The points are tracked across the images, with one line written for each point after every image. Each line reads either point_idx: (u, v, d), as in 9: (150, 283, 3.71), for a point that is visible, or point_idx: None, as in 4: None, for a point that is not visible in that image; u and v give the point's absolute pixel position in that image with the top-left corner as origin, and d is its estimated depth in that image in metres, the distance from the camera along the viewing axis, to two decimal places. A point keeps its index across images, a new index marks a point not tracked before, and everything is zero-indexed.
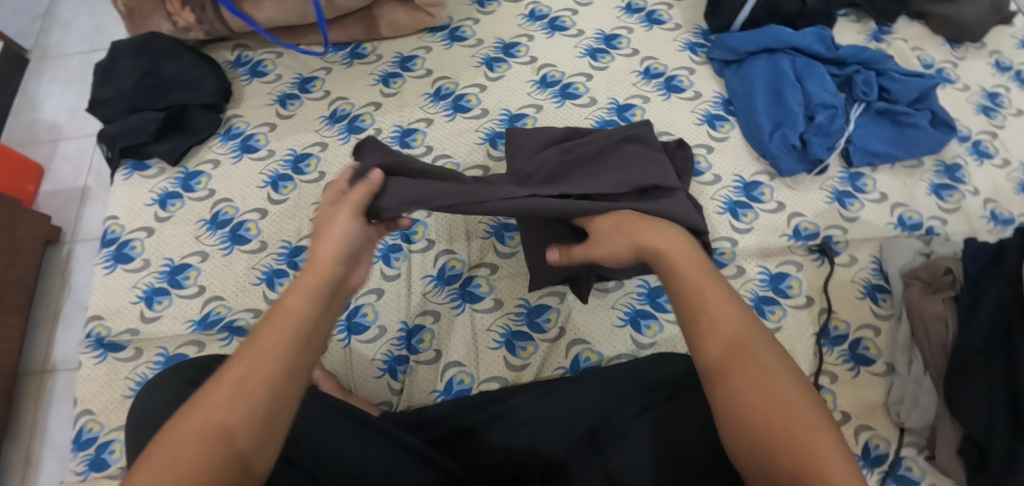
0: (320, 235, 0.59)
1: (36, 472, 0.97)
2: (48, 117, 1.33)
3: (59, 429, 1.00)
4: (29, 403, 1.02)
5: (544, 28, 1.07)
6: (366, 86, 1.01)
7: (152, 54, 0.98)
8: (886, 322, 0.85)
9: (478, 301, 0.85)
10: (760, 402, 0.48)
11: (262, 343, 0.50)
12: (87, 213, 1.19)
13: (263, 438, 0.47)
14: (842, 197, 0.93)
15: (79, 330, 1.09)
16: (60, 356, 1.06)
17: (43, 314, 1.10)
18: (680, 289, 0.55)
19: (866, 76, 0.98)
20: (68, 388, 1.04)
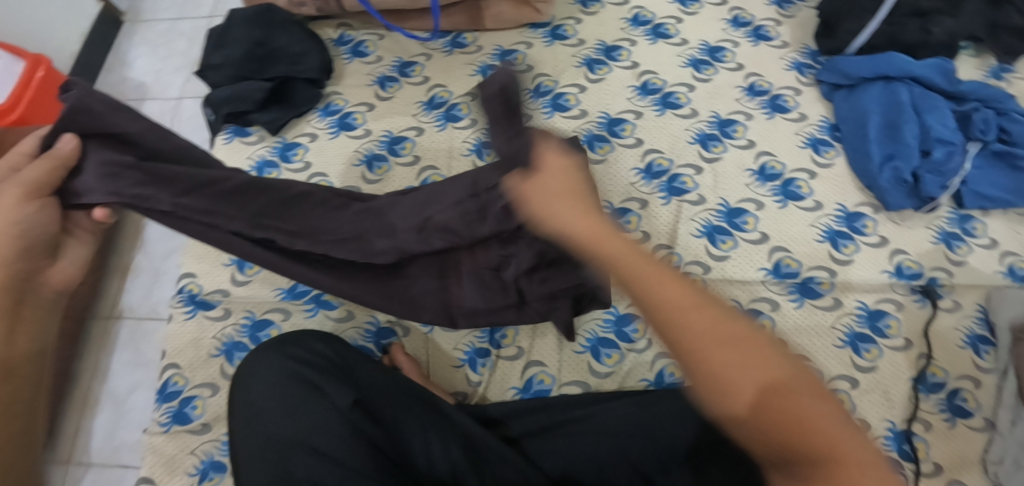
0: None
1: (94, 411, 1.02)
2: (138, 77, 1.40)
3: (118, 376, 1.04)
4: (94, 346, 1.07)
5: (647, 33, 1.05)
6: (465, 76, 1.01)
7: (266, 26, 1.00)
8: (988, 375, 0.80)
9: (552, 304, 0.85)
10: (812, 438, 0.42)
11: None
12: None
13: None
14: (949, 239, 0.88)
15: (147, 281, 1.12)
16: (127, 305, 1.09)
17: (117, 261, 1.13)
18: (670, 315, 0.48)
19: (985, 115, 0.91)
20: (130, 337, 1.07)
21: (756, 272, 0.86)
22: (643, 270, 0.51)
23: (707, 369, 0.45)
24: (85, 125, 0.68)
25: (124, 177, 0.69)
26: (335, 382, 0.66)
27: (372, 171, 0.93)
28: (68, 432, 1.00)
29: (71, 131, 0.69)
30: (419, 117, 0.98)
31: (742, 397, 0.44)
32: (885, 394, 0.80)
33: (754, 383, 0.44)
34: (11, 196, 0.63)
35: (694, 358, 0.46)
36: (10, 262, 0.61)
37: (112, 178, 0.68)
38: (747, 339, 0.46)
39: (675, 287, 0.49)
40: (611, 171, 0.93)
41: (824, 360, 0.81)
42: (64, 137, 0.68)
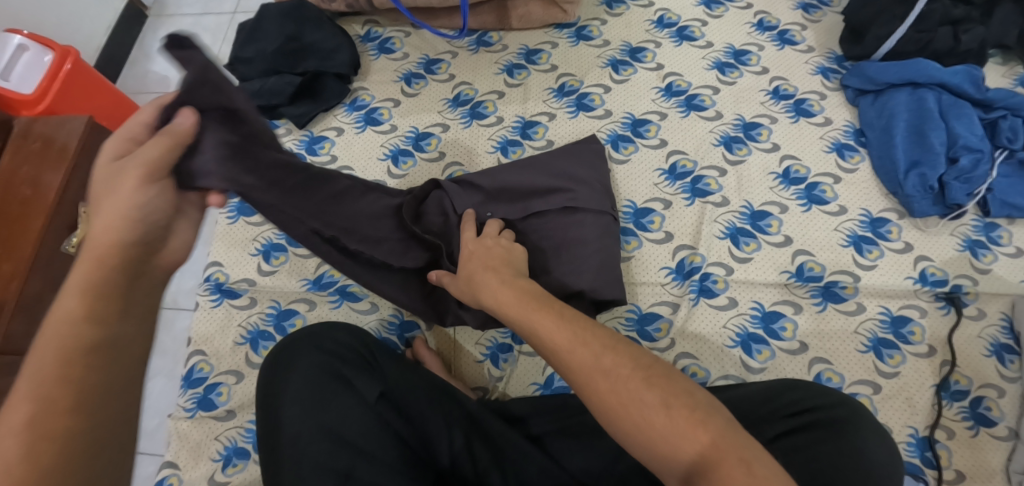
0: (101, 206, 0.54)
1: None
2: (161, 69, 1.42)
3: None
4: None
5: (671, 35, 1.05)
6: (491, 74, 1.02)
7: (298, 20, 1.02)
8: (1013, 385, 0.80)
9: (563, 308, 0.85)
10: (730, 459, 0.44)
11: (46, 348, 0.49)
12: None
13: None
14: (973, 246, 0.88)
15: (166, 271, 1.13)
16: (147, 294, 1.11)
17: None
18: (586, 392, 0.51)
19: (1013, 123, 0.91)
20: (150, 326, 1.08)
21: (779, 274, 0.86)
22: (552, 338, 0.54)
23: (627, 422, 0.48)
24: (202, 100, 0.60)
25: (236, 165, 0.62)
26: (362, 376, 0.67)
27: (397, 166, 0.95)
28: None
29: (189, 106, 0.59)
30: (445, 114, 0.99)
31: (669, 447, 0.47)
32: (909, 401, 0.80)
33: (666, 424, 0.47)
34: (130, 179, 0.54)
35: (607, 416, 0.49)
36: (123, 247, 0.54)
37: (230, 167, 0.62)
38: (654, 376, 0.50)
39: (581, 343, 0.52)
40: (634, 172, 0.93)
41: (847, 365, 0.81)
42: (181, 111, 0.59)
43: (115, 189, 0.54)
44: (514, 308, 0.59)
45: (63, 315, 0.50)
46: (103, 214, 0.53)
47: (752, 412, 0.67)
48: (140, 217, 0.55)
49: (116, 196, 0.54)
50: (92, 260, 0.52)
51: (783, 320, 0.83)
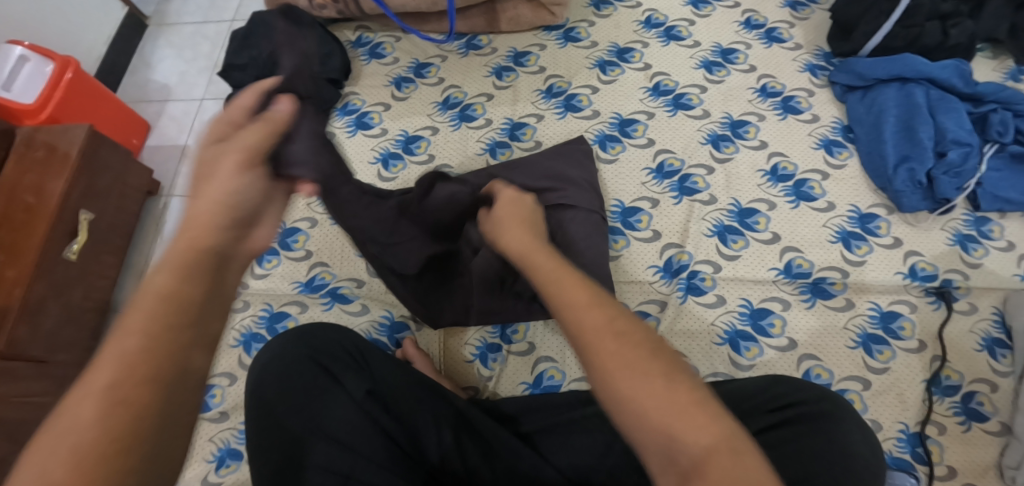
0: (200, 185, 0.51)
1: None
2: (160, 79, 1.45)
3: None
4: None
5: (659, 35, 1.05)
6: (480, 77, 1.03)
7: (290, 27, 1.03)
8: (1005, 379, 0.79)
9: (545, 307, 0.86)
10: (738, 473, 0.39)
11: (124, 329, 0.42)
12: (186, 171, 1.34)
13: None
14: (964, 241, 0.87)
15: None
16: None
17: (136, 262, 1.25)
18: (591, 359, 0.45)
19: (1003, 117, 0.91)
20: None
21: (767, 272, 0.86)
22: (572, 297, 0.48)
23: (620, 398, 0.43)
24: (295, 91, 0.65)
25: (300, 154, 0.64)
26: (351, 373, 0.68)
27: (387, 169, 0.95)
28: None
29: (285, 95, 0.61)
30: (434, 117, 0.99)
31: (674, 440, 0.41)
32: (900, 397, 0.79)
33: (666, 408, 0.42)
34: (231, 162, 0.53)
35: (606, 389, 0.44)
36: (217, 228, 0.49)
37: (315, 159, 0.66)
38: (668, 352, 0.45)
39: (600, 307, 0.47)
40: (623, 171, 0.94)
41: (836, 360, 0.81)
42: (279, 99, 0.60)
43: (214, 173, 0.52)
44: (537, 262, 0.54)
45: (154, 291, 0.44)
46: (201, 197, 0.50)
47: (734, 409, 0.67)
48: (234, 203, 0.50)
49: (215, 176, 0.51)
50: (187, 237, 0.47)
51: (771, 317, 0.83)
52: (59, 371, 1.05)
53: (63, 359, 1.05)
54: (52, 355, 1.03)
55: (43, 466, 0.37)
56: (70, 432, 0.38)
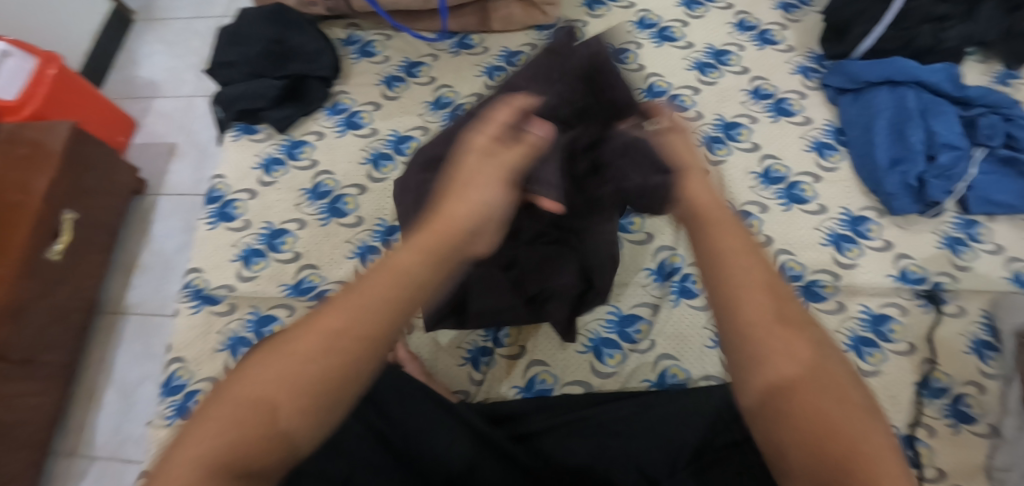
0: (458, 187, 0.57)
1: (100, 403, 1.11)
2: (147, 75, 1.42)
3: (126, 369, 1.14)
4: (100, 340, 1.17)
5: (653, 36, 1.05)
6: (472, 77, 1.02)
7: (279, 25, 1.01)
8: (993, 381, 0.80)
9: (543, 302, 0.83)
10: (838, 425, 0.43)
11: (364, 290, 0.47)
12: (172, 170, 1.31)
13: (249, 469, 0.41)
14: (954, 244, 0.88)
15: (152, 279, 1.22)
16: (134, 300, 1.19)
17: (121, 261, 1.24)
18: (741, 278, 0.49)
19: (992, 121, 0.91)
20: (135, 332, 1.17)
21: None
22: (734, 241, 0.52)
23: (765, 304, 0.48)
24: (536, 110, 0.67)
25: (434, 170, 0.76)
26: None
27: (377, 170, 0.94)
28: (74, 425, 1.10)
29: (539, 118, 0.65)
30: (426, 117, 0.98)
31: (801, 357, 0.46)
32: (891, 399, 0.80)
33: (774, 347, 0.46)
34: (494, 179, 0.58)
35: (744, 300, 0.48)
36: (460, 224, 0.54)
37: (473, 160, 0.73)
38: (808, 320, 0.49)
39: (747, 254, 0.51)
40: None
41: None
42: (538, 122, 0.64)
43: (469, 183, 0.57)
44: (702, 200, 0.57)
45: (397, 265, 0.49)
46: (458, 202, 0.56)
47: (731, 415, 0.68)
48: (485, 215, 0.56)
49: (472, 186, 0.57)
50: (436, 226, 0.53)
51: None
52: (43, 373, 1.02)
53: (48, 361, 1.03)
54: (38, 357, 1.01)
55: (266, 378, 0.44)
56: (289, 353, 0.45)
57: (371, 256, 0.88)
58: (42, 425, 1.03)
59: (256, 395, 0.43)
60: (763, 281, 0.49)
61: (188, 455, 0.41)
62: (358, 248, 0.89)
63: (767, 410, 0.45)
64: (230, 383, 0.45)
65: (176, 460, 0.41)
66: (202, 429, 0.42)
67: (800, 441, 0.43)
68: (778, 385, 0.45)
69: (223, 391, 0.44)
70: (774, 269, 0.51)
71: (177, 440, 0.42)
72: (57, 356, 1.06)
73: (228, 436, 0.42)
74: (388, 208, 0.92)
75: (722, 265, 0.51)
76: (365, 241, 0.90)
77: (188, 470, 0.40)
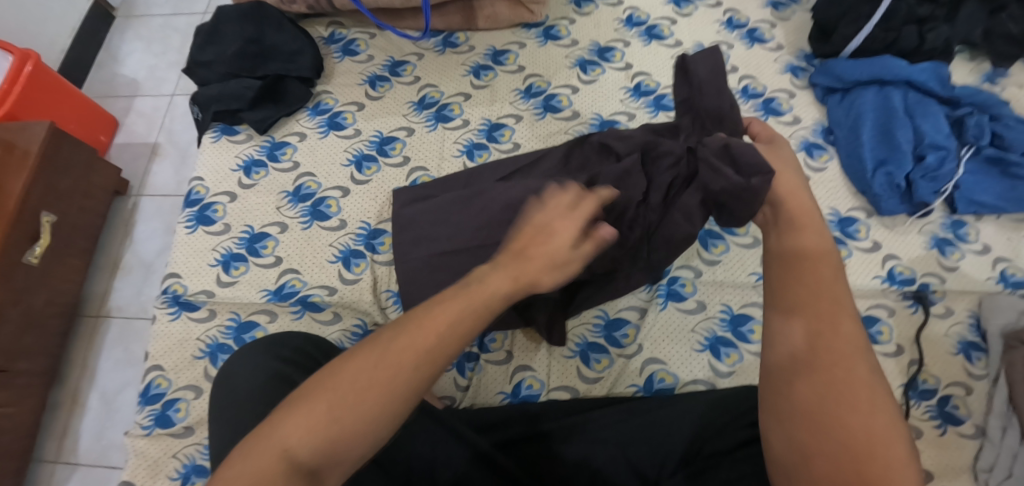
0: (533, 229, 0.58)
1: (80, 409, 1.09)
2: (126, 73, 1.39)
3: (106, 375, 1.12)
4: (81, 344, 1.15)
5: (641, 35, 1.04)
6: (457, 76, 1.00)
7: (259, 23, 0.99)
8: (979, 382, 0.80)
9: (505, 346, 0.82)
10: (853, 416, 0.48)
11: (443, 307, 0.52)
12: (153, 170, 1.29)
13: (330, 455, 0.47)
14: (941, 244, 0.88)
15: (132, 282, 1.19)
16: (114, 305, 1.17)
17: (103, 262, 1.21)
18: (798, 275, 0.55)
19: (979, 120, 0.91)
20: (116, 336, 1.15)
21: (747, 276, 0.85)
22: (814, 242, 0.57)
23: (807, 292, 0.54)
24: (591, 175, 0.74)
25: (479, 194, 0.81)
26: None
27: (360, 172, 0.93)
28: (53, 432, 1.08)
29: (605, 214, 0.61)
30: (410, 117, 0.97)
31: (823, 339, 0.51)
32: None
33: (803, 328, 0.52)
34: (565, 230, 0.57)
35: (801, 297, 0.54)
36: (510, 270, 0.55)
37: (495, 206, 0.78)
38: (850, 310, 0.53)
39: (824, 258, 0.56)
40: None
41: None
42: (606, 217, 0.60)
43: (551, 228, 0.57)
44: (796, 204, 0.61)
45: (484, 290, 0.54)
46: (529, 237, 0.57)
47: (723, 422, 0.68)
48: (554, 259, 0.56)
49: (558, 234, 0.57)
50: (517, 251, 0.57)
51: (751, 323, 0.82)
52: (20, 380, 1.00)
53: (26, 368, 1.01)
54: (14, 364, 0.99)
55: (357, 374, 0.49)
56: (376, 356, 0.50)
57: (355, 261, 0.87)
58: (20, 433, 1.01)
59: (344, 390, 0.48)
60: (823, 279, 0.54)
61: (281, 434, 0.47)
62: (341, 252, 0.88)
63: (777, 378, 0.52)
64: (319, 378, 0.50)
65: (270, 438, 0.47)
66: (303, 407, 0.48)
67: (805, 407, 0.49)
68: (800, 359, 0.51)
69: (311, 383, 0.50)
70: (837, 271, 0.55)
71: (271, 419, 0.48)
72: (35, 363, 1.03)
73: (318, 425, 0.47)
74: (372, 211, 0.90)
75: (800, 259, 0.56)
76: (348, 245, 0.88)
77: (282, 450, 0.47)
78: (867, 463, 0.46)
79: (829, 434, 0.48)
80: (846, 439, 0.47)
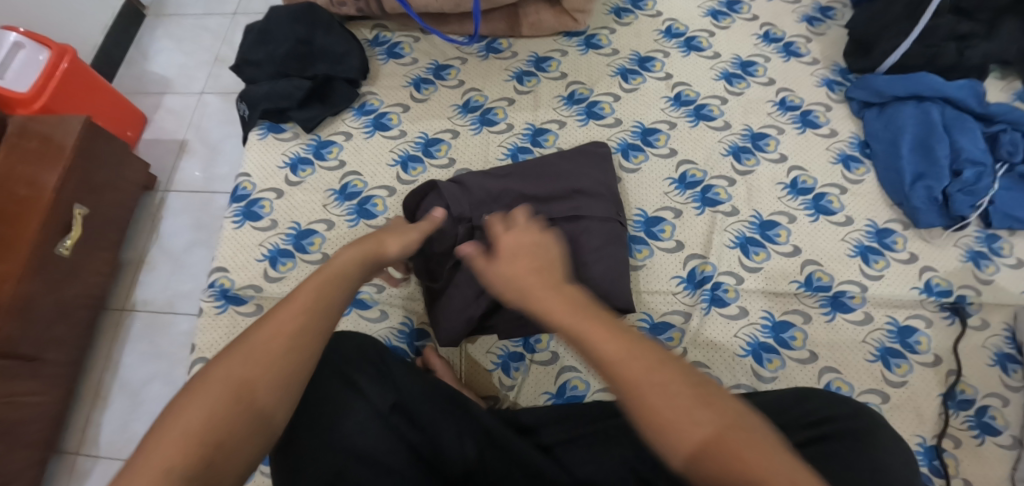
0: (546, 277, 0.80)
1: (106, 402, 1.10)
2: (158, 70, 1.41)
3: (132, 369, 1.12)
4: (108, 337, 1.15)
5: (680, 46, 1.06)
6: (501, 81, 1.02)
7: (307, 23, 1.01)
8: (1016, 394, 0.81)
9: (537, 352, 0.84)
10: (713, 451, 0.46)
11: (319, 278, 0.60)
12: (183, 166, 1.30)
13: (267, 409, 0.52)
14: (976, 257, 0.89)
15: (160, 275, 1.20)
16: (141, 299, 1.18)
17: (130, 256, 1.22)
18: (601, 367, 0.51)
19: (1013, 137, 0.93)
20: (142, 331, 1.16)
21: (788, 284, 0.86)
22: (572, 312, 0.54)
23: (632, 395, 0.49)
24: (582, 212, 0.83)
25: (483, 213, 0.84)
26: (376, 387, 0.68)
27: (407, 172, 0.94)
28: (77, 423, 1.08)
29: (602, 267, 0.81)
30: (455, 120, 0.98)
31: (685, 431, 0.47)
32: (917, 411, 0.80)
33: (672, 435, 0.47)
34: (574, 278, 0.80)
35: (618, 386, 0.50)
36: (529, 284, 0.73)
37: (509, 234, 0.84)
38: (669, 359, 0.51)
39: (603, 322, 0.53)
40: (645, 180, 0.94)
41: (856, 374, 0.82)
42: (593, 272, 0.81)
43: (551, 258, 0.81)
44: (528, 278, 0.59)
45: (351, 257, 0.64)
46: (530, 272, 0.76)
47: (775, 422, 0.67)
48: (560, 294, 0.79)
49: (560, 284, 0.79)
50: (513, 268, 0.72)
51: (793, 330, 0.84)
52: (49, 370, 1.01)
53: (54, 357, 1.02)
54: (43, 354, 0.99)
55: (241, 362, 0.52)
56: (292, 319, 0.55)
57: None
58: (46, 424, 1.01)
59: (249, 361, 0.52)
60: (618, 349, 0.51)
61: (225, 375, 0.51)
62: None
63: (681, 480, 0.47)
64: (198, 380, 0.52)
65: (214, 381, 0.51)
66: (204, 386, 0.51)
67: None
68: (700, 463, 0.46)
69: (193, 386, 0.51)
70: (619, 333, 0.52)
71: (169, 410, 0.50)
72: (63, 353, 1.04)
73: (266, 361, 0.53)
74: None
75: (585, 348, 0.52)
76: None
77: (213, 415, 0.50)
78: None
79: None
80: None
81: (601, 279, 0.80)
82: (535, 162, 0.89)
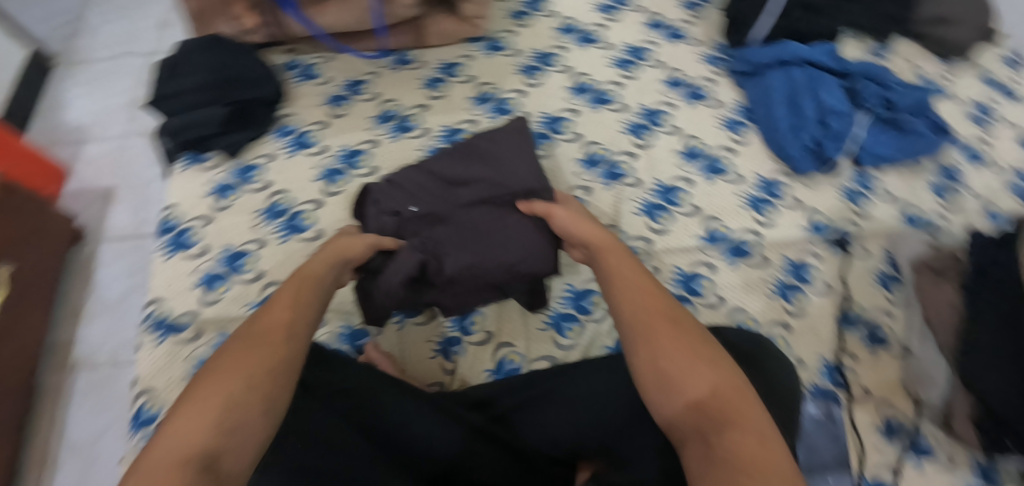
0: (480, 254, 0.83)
1: (54, 462, 1.07)
2: (73, 120, 1.41)
3: (79, 425, 1.10)
4: (50, 397, 1.13)
5: (575, 40, 1.15)
6: (413, 90, 1.08)
7: (218, 53, 1.04)
8: (898, 308, 0.92)
9: (473, 333, 0.90)
10: (708, 392, 0.54)
11: (277, 305, 0.62)
12: (111, 213, 1.31)
13: (234, 441, 0.51)
14: (852, 195, 1.01)
15: (99, 324, 1.20)
16: (83, 354, 1.17)
17: (65, 311, 1.22)
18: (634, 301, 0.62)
19: (870, 88, 1.05)
20: (87, 385, 1.14)
21: (692, 240, 0.96)
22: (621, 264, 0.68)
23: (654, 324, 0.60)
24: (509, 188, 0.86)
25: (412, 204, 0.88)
26: (319, 377, 0.71)
27: (332, 184, 0.99)
28: None
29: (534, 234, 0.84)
30: (373, 131, 1.04)
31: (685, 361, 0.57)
32: (816, 333, 0.90)
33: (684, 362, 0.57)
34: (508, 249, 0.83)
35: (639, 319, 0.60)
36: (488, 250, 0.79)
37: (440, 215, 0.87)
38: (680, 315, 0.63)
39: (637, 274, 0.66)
40: (556, 164, 1.01)
41: (761, 311, 0.91)
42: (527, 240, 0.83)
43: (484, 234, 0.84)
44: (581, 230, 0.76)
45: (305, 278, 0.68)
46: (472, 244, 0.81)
47: None
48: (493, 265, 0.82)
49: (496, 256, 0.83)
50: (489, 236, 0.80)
51: (701, 279, 0.93)
52: None
53: None
54: None
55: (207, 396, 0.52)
56: (254, 342, 0.57)
57: None
58: None
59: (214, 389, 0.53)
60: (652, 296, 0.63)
61: (191, 412, 0.52)
62: None
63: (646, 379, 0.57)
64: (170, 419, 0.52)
65: (183, 417, 0.51)
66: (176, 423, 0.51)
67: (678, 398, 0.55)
68: (695, 397, 0.54)
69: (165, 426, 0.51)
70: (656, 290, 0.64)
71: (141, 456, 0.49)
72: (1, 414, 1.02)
73: (231, 391, 0.53)
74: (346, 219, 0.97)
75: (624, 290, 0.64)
76: None
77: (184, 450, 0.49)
78: (715, 406, 0.53)
79: (698, 405, 0.54)
80: (708, 402, 0.54)
81: (528, 248, 0.83)
82: (460, 148, 0.92)
